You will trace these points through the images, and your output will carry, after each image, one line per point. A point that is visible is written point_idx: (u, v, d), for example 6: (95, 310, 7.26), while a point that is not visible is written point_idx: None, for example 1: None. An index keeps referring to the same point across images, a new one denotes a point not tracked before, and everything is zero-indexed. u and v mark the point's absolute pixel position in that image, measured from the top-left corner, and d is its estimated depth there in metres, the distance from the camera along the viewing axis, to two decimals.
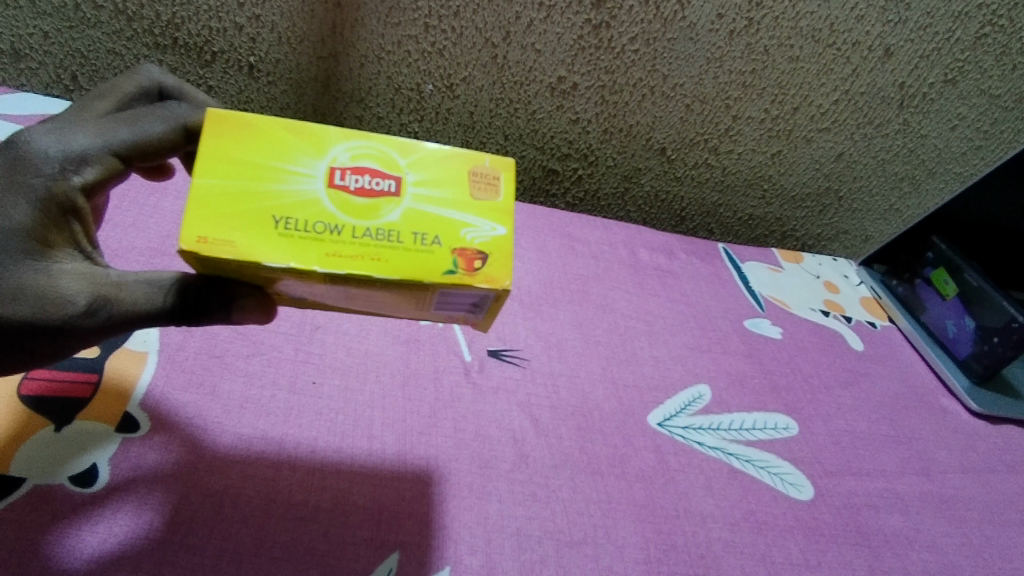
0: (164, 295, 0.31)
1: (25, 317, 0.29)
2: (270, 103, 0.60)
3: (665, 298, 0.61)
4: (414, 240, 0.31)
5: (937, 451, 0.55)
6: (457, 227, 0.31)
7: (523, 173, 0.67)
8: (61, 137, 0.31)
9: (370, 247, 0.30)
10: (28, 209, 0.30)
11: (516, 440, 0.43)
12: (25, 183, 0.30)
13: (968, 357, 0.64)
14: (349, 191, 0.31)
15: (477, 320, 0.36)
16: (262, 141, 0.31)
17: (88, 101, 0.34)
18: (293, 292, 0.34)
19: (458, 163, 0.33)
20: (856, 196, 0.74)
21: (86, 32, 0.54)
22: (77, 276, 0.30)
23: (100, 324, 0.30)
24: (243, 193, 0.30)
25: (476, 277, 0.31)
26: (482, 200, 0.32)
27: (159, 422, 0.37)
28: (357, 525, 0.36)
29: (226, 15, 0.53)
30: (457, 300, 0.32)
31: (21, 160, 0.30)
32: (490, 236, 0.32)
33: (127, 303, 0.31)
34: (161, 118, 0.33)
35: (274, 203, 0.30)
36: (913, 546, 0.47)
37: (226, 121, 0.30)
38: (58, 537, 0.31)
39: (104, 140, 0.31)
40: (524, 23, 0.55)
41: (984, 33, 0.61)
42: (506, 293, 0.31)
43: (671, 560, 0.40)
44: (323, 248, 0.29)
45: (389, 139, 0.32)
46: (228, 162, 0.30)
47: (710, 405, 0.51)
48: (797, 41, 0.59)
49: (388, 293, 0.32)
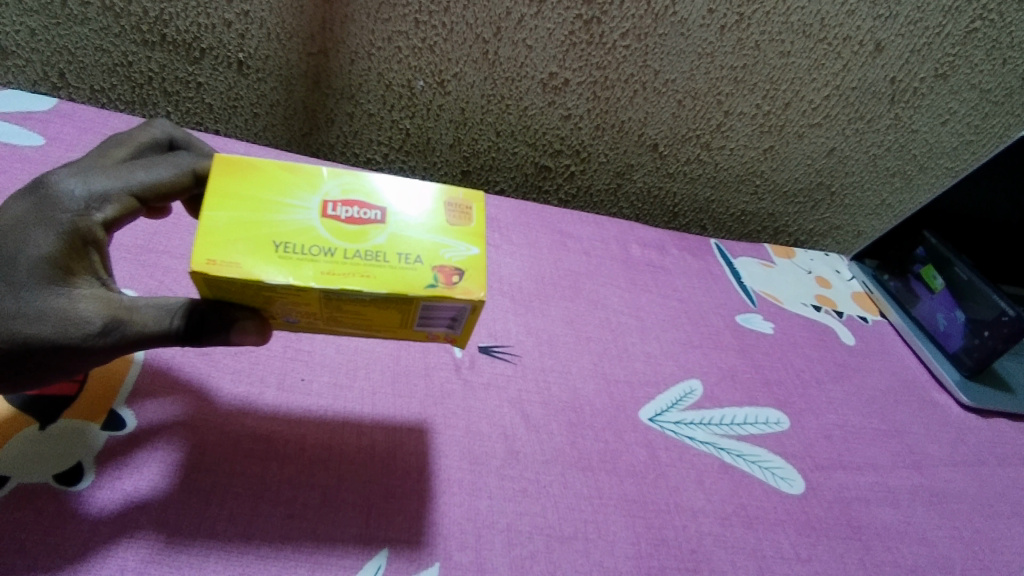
0: (172, 317, 0.31)
1: (44, 336, 0.29)
2: (259, 100, 0.59)
3: (657, 294, 0.61)
4: (400, 259, 0.31)
5: (928, 445, 0.55)
6: (437, 248, 0.33)
7: (515, 170, 0.67)
8: (85, 178, 0.31)
9: (359, 266, 0.31)
10: (53, 238, 0.30)
11: (507, 436, 0.43)
12: (52, 216, 0.30)
13: (959, 351, 0.63)
14: (340, 220, 0.32)
15: (455, 335, 0.36)
16: (262, 180, 0.32)
17: (106, 148, 0.35)
18: (289, 313, 0.34)
19: (433, 195, 0.35)
20: (848, 191, 0.75)
21: (73, 29, 0.53)
22: (94, 298, 0.30)
23: (111, 346, 0.30)
24: (244, 223, 0.30)
25: (454, 289, 0.31)
26: (457, 226, 0.34)
27: (146, 421, 0.36)
28: (345, 522, 0.36)
29: (214, 12, 0.53)
30: (436, 315, 0.33)
31: (50, 199, 0.30)
32: (465, 255, 0.33)
33: (139, 325, 0.31)
34: (171, 163, 0.34)
35: (273, 229, 0.31)
36: (904, 539, 0.47)
37: (229, 163, 0.32)
38: (42, 537, 0.31)
39: (124, 182, 0.32)
40: (515, 18, 0.55)
41: (975, 27, 0.62)
42: (482, 303, 0.32)
43: (662, 555, 0.40)
44: (318, 267, 0.30)
45: (374, 177, 0.34)
46: (232, 195, 0.31)
47: (701, 400, 0.51)
48: (788, 36, 0.59)
49: (373, 311, 0.32)
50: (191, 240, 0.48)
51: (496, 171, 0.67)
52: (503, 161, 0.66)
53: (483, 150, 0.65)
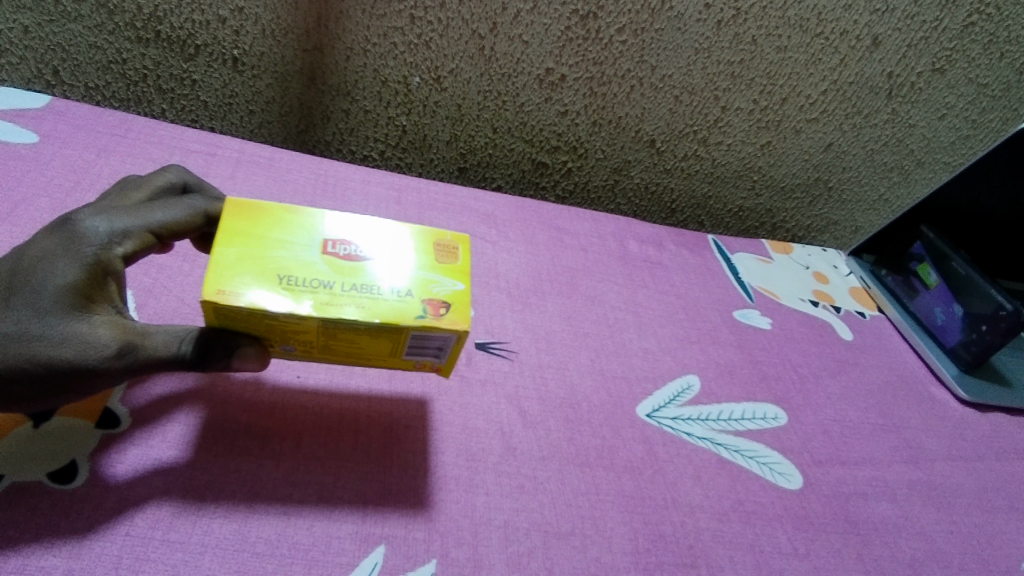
0: (183, 344, 0.32)
1: (63, 359, 0.29)
2: (254, 97, 0.59)
3: (654, 290, 0.61)
4: (392, 293, 0.34)
5: (926, 440, 0.55)
6: (426, 283, 0.35)
7: (512, 166, 0.67)
8: (108, 216, 0.32)
9: (356, 298, 0.33)
10: (77, 269, 0.30)
11: (504, 433, 0.43)
12: (76, 249, 0.31)
13: (957, 345, 0.63)
14: (338, 257, 0.34)
15: (442, 364, 0.37)
16: (269, 220, 0.35)
17: (124, 191, 0.36)
18: (287, 340, 0.35)
19: (424, 238, 0.37)
20: (846, 187, 0.74)
21: (67, 25, 0.52)
22: (109, 323, 0.30)
23: (123, 369, 0.30)
24: (251, 257, 0.33)
25: (441, 320, 0.33)
26: (445, 263, 0.36)
27: (139, 417, 0.36)
28: (342, 518, 0.36)
29: (208, 8, 0.53)
30: (424, 345, 0.35)
31: (75, 235, 0.31)
32: (452, 289, 0.35)
33: (151, 350, 0.31)
34: (186, 204, 0.35)
35: (277, 263, 0.33)
36: (902, 533, 0.47)
37: (241, 206, 0.35)
38: (35, 536, 0.30)
39: (143, 220, 0.33)
40: (511, 13, 0.55)
41: (972, 21, 0.62)
42: (467, 334, 0.34)
43: (660, 550, 0.40)
44: (317, 298, 0.32)
45: (370, 221, 0.37)
46: (240, 233, 0.33)
47: (699, 396, 0.51)
48: (785, 31, 0.60)
49: (366, 340, 0.34)
50: None
51: (492, 167, 0.67)
52: (499, 158, 0.66)
53: (480, 146, 0.65)
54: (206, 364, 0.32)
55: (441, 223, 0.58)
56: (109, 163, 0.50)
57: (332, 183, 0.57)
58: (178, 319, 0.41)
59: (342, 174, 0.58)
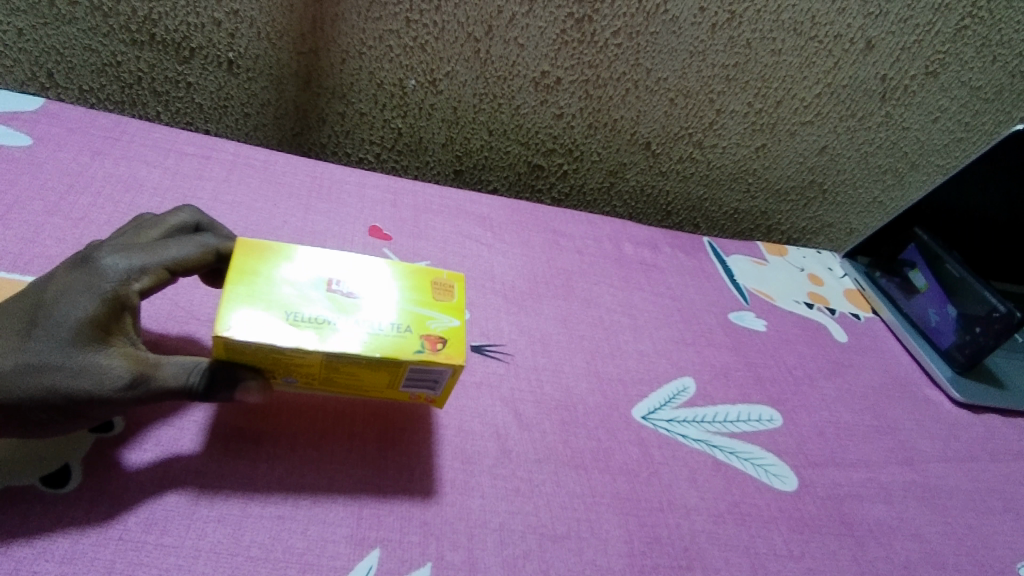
0: (191, 375, 0.32)
1: (77, 389, 0.29)
2: (250, 99, 0.59)
3: (650, 292, 0.61)
4: (392, 329, 0.36)
5: (921, 441, 0.56)
6: (423, 318, 0.37)
7: (508, 169, 0.67)
8: (126, 253, 0.32)
9: (358, 334, 0.35)
10: (95, 303, 0.30)
11: (499, 435, 0.43)
12: (96, 285, 0.31)
13: (950, 347, 0.64)
14: (341, 295, 0.37)
15: (435, 396, 0.40)
16: (278, 260, 0.37)
17: (139, 230, 0.36)
18: (290, 373, 0.36)
19: (422, 277, 0.40)
20: (840, 189, 0.74)
21: (62, 28, 0.52)
22: (123, 355, 0.31)
23: (134, 399, 0.30)
24: (261, 294, 0.35)
25: (438, 355, 0.35)
26: (442, 300, 0.39)
27: (132, 420, 0.36)
28: (337, 522, 0.35)
29: (203, 10, 0.53)
30: (421, 377, 0.37)
31: (94, 271, 0.31)
32: (448, 325, 0.37)
33: (162, 380, 0.32)
34: (199, 242, 0.36)
35: (284, 300, 0.35)
36: (897, 535, 0.47)
37: (251, 245, 0.37)
38: (28, 540, 0.30)
39: (159, 256, 0.33)
40: (507, 17, 0.56)
41: (965, 25, 0.63)
42: (462, 368, 0.36)
43: (655, 553, 0.40)
44: (322, 335, 0.34)
45: (371, 263, 0.39)
46: (250, 270, 0.35)
47: (695, 398, 0.51)
48: (779, 34, 0.60)
49: (366, 373, 0.36)
50: None
51: (488, 170, 0.66)
52: (495, 160, 0.66)
53: (475, 148, 0.65)
54: (213, 394, 0.33)
55: (436, 226, 0.58)
56: (103, 166, 0.50)
57: (327, 186, 0.57)
58: (172, 322, 0.41)
59: (338, 177, 0.58)
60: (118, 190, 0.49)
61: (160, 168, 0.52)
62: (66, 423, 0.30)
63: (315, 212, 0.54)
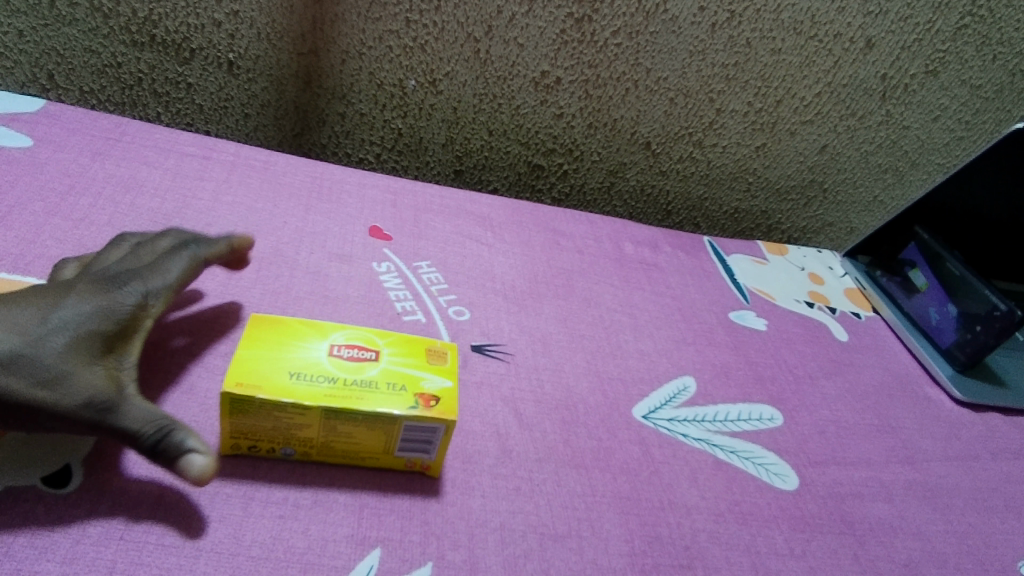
0: (151, 427, 0.31)
1: (60, 398, 0.30)
2: (250, 100, 0.59)
3: (650, 292, 0.61)
4: (388, 387, 0.36)
5: (922, 440, 0.55)
6: (418, 378, 0.37)
7: (508, 169, 0.67)
8: (139, 284, 0.36)
9: (355, 394, 0.35)
10: (107, 323, 0.33)
11: (500, 435, 0.43)
12: (112, 308, 0.34)
13: (951, 345, 0.64)
14: (341, 360, 0.37)
15: (433, 461, 0.38)
16: (285, 331, 0.38)
17: (135, 254, 0.39)
18: (287, 443, 0.36)
19: (421, 342, 0.40)
20: (840, 188, 0.74)
21: (62, 29, 0.53)
22: (107, 378, 0.32)
23: (90, 423, 0.30)
24: (265, 360, 0.36)
25: (430, 412, 0.36)
26: (440, 361, 0.39)
27: None
28: (338, 521, 0.35)
29: (203, 11, 0.53)
30: (415, 437, 0.37)
31: (110, 297, 0.34)
32: (443, 385, 0.37)
33: (127, 421, 0.31)
34: (194, 261, 0.40)
35: (289, 362, 0.36)
36: (898, 534, 0.47)
37: (261, 320, 0.38)
38: (29, 540, 0.30)
39: (167, 283, 0.37)
40: (506, 16, 0.56)
41: (964, 23, 0.63)
42: (454, 424, 0.36)
43: (656, 552, 0.40)
44: (319, 396, 0.35)
45: (373, 328, 0.40)
46: (261, 336, 0.37)
47: (695, 397, 0.51)
48: (779, 34, 0.60)
49: (363, 434, 0.36)
50: None
51: (489, 170, 0.66)
52: (495, 161, 0.66)
53: (475, 149, 0.65)
54: (160, 456, 0.31)
55: (436, 226, 0.58)
56: (103, 167, 0.50)
57: (327, 186, 0.57)
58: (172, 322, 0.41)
59: (338, 177, 0.59)
60: (118, 191, 0.49)
61: (160, 169, 0.52)
62: (29, 426, 0.30)
63: (315, 213, 0.54)
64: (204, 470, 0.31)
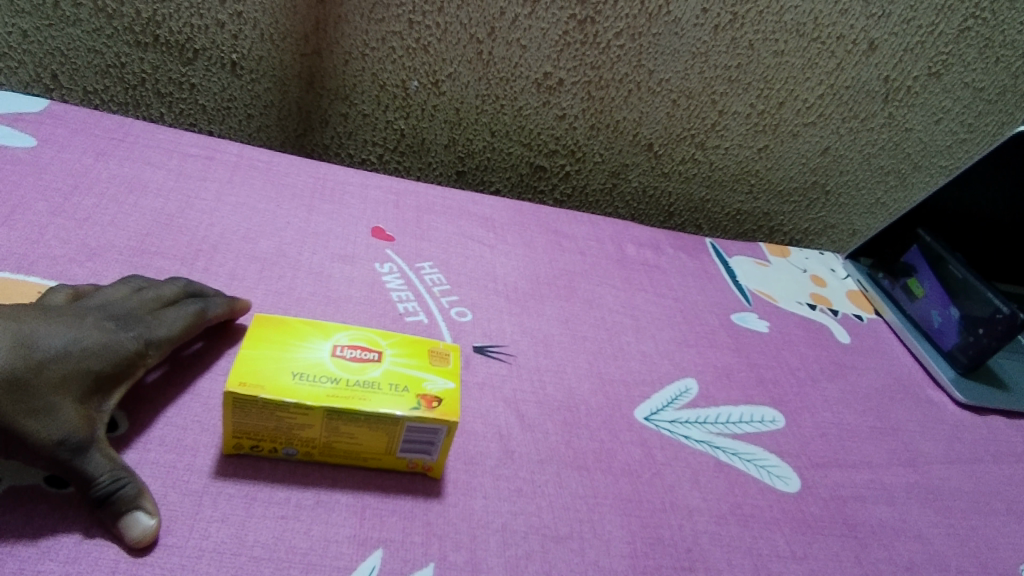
0: (111, 477, 0.32)
1: (39, 429, 0.30)
2: (253, 101, 0.59)
3: (652, 293, 0.61)
4: (390, 388, 0.36)
5: (924, 442, 0.55)
6: (420, 380, 0.37)
7: (510, 170, 0.67)
8: (144, 333, 0.37)
9: (357, 395, 0.35)
10: (106, 367, 0.34)
11: (502, 436, 0.43)
12: (114, 352, 0.35)
13: (954, 348, 0.63)
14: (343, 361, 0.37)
15: (434, 462, 0.38)
16: (288, 331, 0.38)
17: (143, 293, 0.39)
18: (289, 443, 0.36)
19: (423, 343, 0.40)
20: (843, 190, 0.74)
21: (66, 30, 0.53)
22: (85, 420, 0.32)
23: (55, 459, 0.31)
24: (268, 359, 0.36)
25: (432, 414, 0.36)
26: (441, 364, 0.39)
27: (137, 420, 0.36)
28: (340, 522, 0.35)
29: (207, 12, 0.53)
30: (416, 437, 0.37)
31: (113, 340, 0.35)
32: (444, 387, 0.37)
33: (90, 466, 0.31)
34: (200, 316, 0.40)
35: (292, 362, 0.36)
36: (900, 536, 0.47)
37: (265, 319, 0.39)
38: (33, 539, 0.30)
39: (170, 336, 0.38)
40: (509, 18, 0.56)
41: (967, 26, 0.63)
42: (455, 425, 0.36)
43: (658, 554, 0.40)
44: (321, 396, 0.35)
45: (377, 329, 0.40)
46: (264, 336, 0.37)
47: (697, 399, 0.51)
48: (781, 36, 0.60)
49: (364, 434, 0.36)
50: (183, 240, 0.47)
51: (491, 171, 0.66)
52: (497, 161, 0.66)
53: (477, 150, 0.65)
54: (108, 506, 0.31)
55: (439, 227, 0.58)
56: (106, 167, 0.50)
57: (330, 186, 0.57)
58: None
59: (340, 178, 0.59)
60: (122, 191, 0.49)
61: (163, 169, 0.52)
62: None
63: (317, 213, 0.54)
64: (146, 531, 0.31)
